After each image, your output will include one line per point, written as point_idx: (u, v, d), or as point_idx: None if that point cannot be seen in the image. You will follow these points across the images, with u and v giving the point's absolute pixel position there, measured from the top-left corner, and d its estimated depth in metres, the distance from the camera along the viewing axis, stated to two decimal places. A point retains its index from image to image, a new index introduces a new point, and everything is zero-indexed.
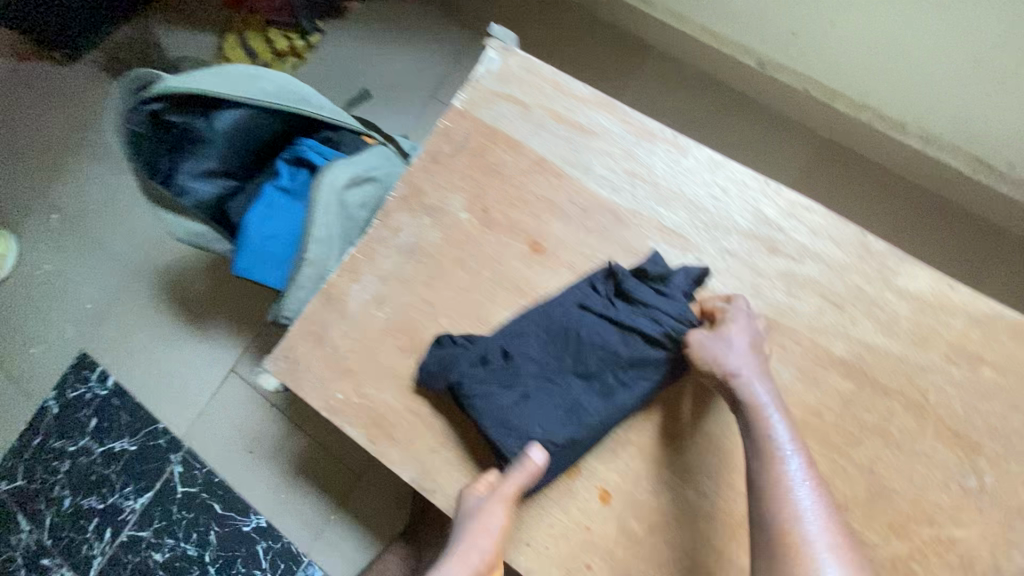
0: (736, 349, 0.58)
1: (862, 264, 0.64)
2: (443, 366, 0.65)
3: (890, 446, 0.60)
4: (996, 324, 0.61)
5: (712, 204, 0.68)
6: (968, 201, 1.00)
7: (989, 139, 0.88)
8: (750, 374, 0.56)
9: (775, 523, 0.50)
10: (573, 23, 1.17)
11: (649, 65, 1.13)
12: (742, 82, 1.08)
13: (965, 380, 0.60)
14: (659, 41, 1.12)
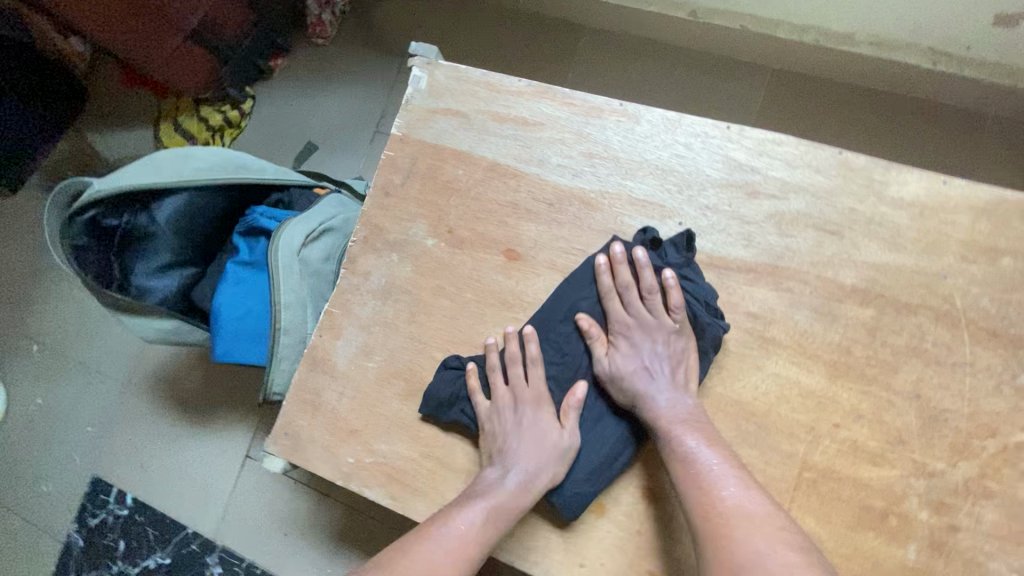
0: (627, 353, 0.60)
1: (847, 183, 0.60)
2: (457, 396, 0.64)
3: (929, 364, 0.56)
4: (1002, 209, 0.57)
5: (679, 163, 0.64)
6: (935, 94, 0.96)
7: (940, 27, 0.84)
8: (638, 376, 0.58)
9: (698, 489, 0.51)
10: (495, 23, 1.15)
11: (581, 44, 1.11)
12: (675, 35, 1.05)
13: (988, 276, 0.57)
14: (582, 18, 1.10)
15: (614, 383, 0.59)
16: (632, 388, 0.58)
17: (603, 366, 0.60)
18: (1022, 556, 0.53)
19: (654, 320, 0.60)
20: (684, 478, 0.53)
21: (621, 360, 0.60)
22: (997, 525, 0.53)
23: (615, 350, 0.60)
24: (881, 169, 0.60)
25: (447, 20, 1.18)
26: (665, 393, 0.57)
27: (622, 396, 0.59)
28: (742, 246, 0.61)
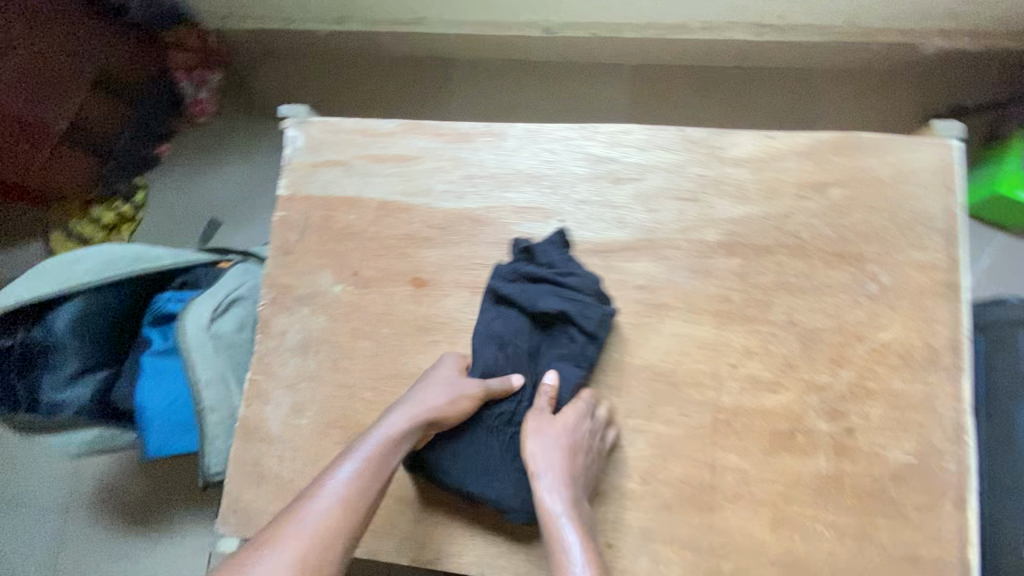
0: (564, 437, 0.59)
1: (693, 154, 0.68)
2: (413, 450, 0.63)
3: (796, 293, 0.64)
4: (819, 148, 0.66)
5: (548, 167, 0.70)
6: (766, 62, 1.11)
7: (753, 6, 0.96)
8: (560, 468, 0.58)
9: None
10: (373, 72, 1.21)
11: (457, 76, 1.19)
12: (539, 52, 1.14)
13: (822, 207, 0.65)
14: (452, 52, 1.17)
15: (547, 441, 0.59)
16: (554, 463, 0.58)
17: (546, 422, 0.60)
18: (909, 439, 0.60)
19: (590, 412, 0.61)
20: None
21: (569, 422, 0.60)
22: (883, 418, 0.61)
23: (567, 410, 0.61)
24: (717, 136, 0.68)
25: (327, 76, 1.22)
26: (576, 482, 0.58)
27: (540, 462, 0.58)
28: (618, 229, 0.68)
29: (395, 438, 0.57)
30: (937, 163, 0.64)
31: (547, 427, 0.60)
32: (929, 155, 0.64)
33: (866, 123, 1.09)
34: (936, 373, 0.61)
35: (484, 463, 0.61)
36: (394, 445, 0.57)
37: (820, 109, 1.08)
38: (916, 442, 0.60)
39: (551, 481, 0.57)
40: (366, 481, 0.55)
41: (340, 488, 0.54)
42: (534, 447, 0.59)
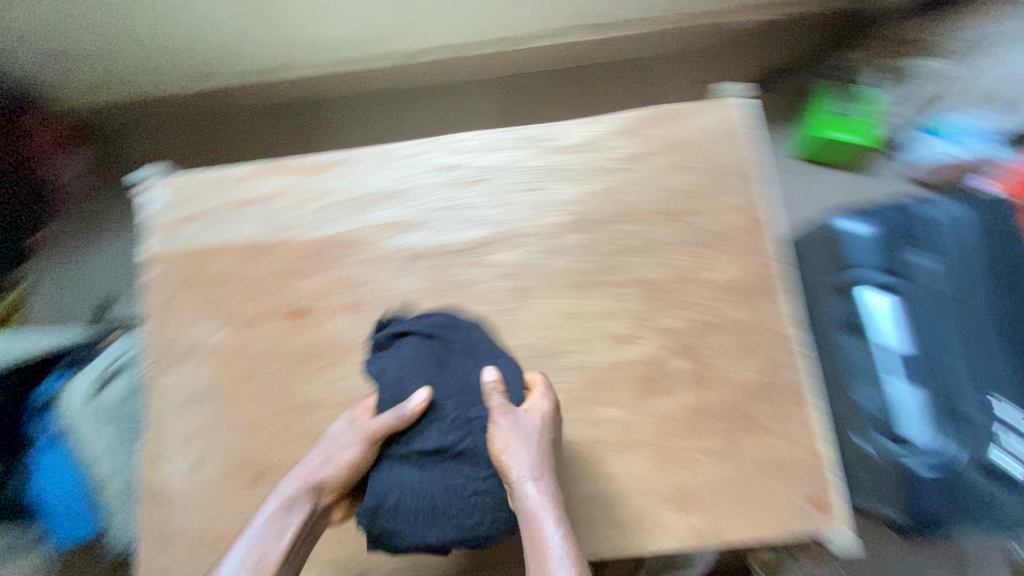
0: (529, 430, 0.58)
1: (527, 148, 0.75)
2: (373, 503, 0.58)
3: (636, 254, 0.71)
4: (631, 125, 0.76)
5: (401, 183, 0.75)
6: (606, 57, 1.21)
7: (576, 12, 1.09)
8: (533, 460, 0.58)
9: None
10: (244, 122, 1.23)
11: (327, 114, 1.24)
12: (398, 80, 1.21)
13: (643, 175, 0.74)
14: (315, 92, 1.22)
15: (530, 441, 0.58)
16: (531, 457, 0.57)
17: (522, 421, 0.58)
18: (756, 360, 0.68)
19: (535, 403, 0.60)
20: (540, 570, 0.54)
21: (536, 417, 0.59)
22: (728, 346, 0.68)
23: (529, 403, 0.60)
24: (547, 130, 0.76)
25: (197, 135, 1.24)
26: (555, 483, 0.59)
27: (526, 468, 0.57)
28: (474, 226, 0.73)
29: (283, 522, 0.59)
30: (728, 119, 0.76)
31: (524, 425, 0.58)
32: (720, 115, 0.76)
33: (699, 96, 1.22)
34: (764, 297, 0.70)
35: (447, 496, 0.57)
36: (284, 527, 0.59)
37: (657, 90, 1.21)
38: (763, 362, 0.68)
39: (537, 484, 0.57)
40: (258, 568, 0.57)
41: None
42: (515, 450, 0.57)
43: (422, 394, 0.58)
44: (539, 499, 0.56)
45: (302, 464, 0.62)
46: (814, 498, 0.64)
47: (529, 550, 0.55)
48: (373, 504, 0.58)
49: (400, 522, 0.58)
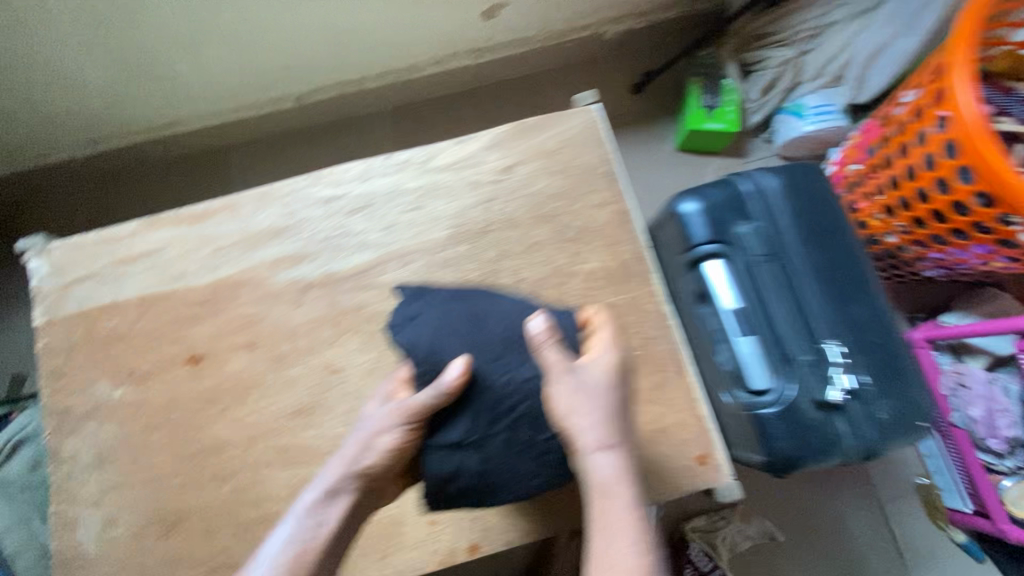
0: (595, 388, 0.55)
1: (403, 171, 0.79)
2: (443, 477, 0.62)
3: (516, 256, 0.76)
4: (499, 138, 0.81)
5: (287, 219, 0.77)
6: (487, 79, 1.33)
7: (453, 42, 1.19)
8: (604, 424, 0.53)
9: (619, 560, 0.48)
10: (157, 178, 1.31)
11: (236, 161, 1.33)
12: (313, 117, 1.31)
13: (515, 183, 0.79)
14: (250, 135, 1.32)
15: (597, 399, 0.54)
16: (601, 421, 0.53)
17: (586, 377, 0.55)
18: (635, 338, 0.73)
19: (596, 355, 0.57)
20: (608, 551, 0.49)
21: (601, 370, 0.56)
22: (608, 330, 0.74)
23: (592, 355, 0.57)
24: (425, 151, 0.80)
25: (113, 194, 1.30)
26: (629, 451, 0.54)
27: (594, 436, 0.53)
28: (361, 251, 0.76)
29: (327, 505, 0.56)
30: (586, 125, 0.81)
31: (588, 381, 0.55)
32: (582, 122, 0.81)
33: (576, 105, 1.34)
34: (635, 280, 0.76)
35: (510, 464, 0.62)
36: (326, 512, 0.56)
37: (535, 105, 1.34)
38: (642, 339, 0.73)
39: (608, 452, 0.53)
40: (294, 558, 0.53)
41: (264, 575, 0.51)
42: (578, 411, 0.53)
43: (457, 368, 0.58)
44: (611, 469, 0.52)
45: (346, 452, 0.59)
46: (701, 456, 0.70)
47: (597, 528, 0.50)
48: (438, 478, 0.62)
49: (470, 486, 0.63)
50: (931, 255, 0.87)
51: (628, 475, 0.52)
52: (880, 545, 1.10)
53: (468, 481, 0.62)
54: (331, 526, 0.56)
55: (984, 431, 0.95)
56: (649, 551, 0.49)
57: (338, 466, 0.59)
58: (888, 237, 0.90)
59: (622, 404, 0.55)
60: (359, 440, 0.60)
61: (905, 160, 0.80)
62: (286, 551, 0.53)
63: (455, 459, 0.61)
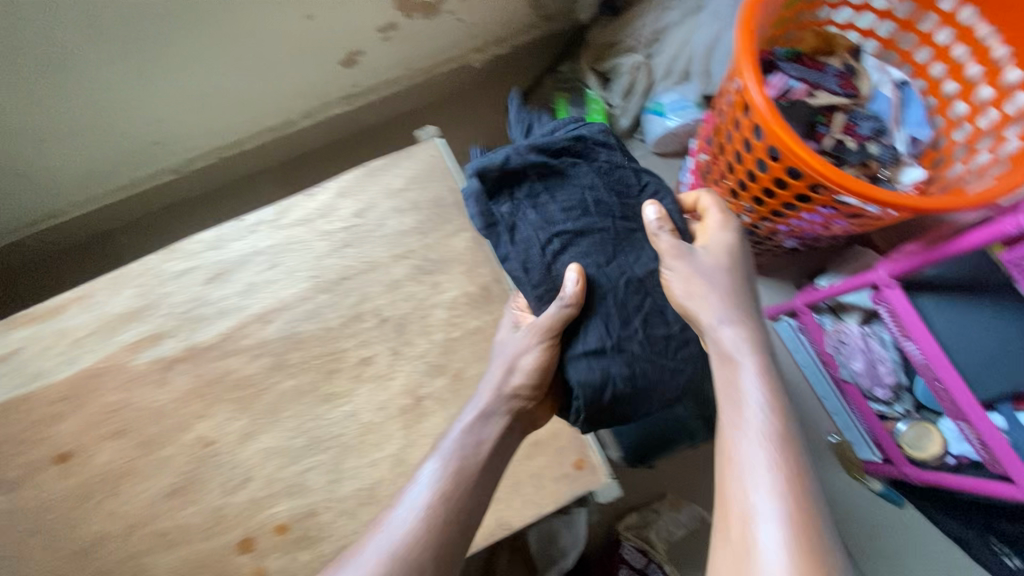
0: (714, 266, 0.60)
1: (256, 232, 0.80)
2: (597, 389, 0.62)
3: (378, 296, 0.77)
4: (348, 182, 0.82)
5: (143, 300, 0.78)
6: (372, 123, 1.37)
7: (323, 94, 1.23)
8: (727, 294, 0.59)
9: (740, 425, 0.53)
10: (49, 271, 1.29)
11: (128, 241, 1.32)
12: (196, 186, 1.31)
13: (370, 224, 0.80)
14: (135, 214, 1.30)
15: (712, 279, 0.59)
16: (724, 298, 0.58)
17: (702, 260, 0.60)
18: None
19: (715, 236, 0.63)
20: (731, 418, 0.54)
21: (714, 254, 0.61)
22: (477, 353, 0.75)
23: (705, 242, 0.62)
24: (276, 210, 0.81)
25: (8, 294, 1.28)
26: (754, 327, 0.58)
27: (717, 310, 0.58)
28: (221, 318, 0.76)
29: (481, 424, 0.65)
30: (432, 159, 0.84)
31: (703, 266, 0.60)
32: (427, 151, 0.84)
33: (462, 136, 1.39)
34: (498, 300, 0.78)
35: (656, 363, 0.62)
36: (482, 429, 0.65)
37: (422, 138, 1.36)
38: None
39: (730, 327, 0.57)
40: (456, 469, 0.61)
41: (432, 480, 0.60)
42: (696, 289, 0.58)
43: (573, 274, 0.62)
44: (735, 341, 0.56)
45: (484, 389, 0.68)
46: (577, 462, 0.71)
47: (723, 398, 0.55)
48: (589, 391, 0.62)
49: (625, 393, 0.62)
50: (778, 228, 0.92)
51: (756, 365, 0.55)
52: None
53: (621, 390, 0.62)
54: (487, 444, 0.64)
55: (869, 381, 1.00)
56: (775, 415, 0.52)
57: (486, 391, 0.67)
58: (741, 218, 0.96)
59: (740, 295, 0.59)
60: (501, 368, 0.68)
61: (731, 146, 0.86)
62: (450, 462, 0.61)
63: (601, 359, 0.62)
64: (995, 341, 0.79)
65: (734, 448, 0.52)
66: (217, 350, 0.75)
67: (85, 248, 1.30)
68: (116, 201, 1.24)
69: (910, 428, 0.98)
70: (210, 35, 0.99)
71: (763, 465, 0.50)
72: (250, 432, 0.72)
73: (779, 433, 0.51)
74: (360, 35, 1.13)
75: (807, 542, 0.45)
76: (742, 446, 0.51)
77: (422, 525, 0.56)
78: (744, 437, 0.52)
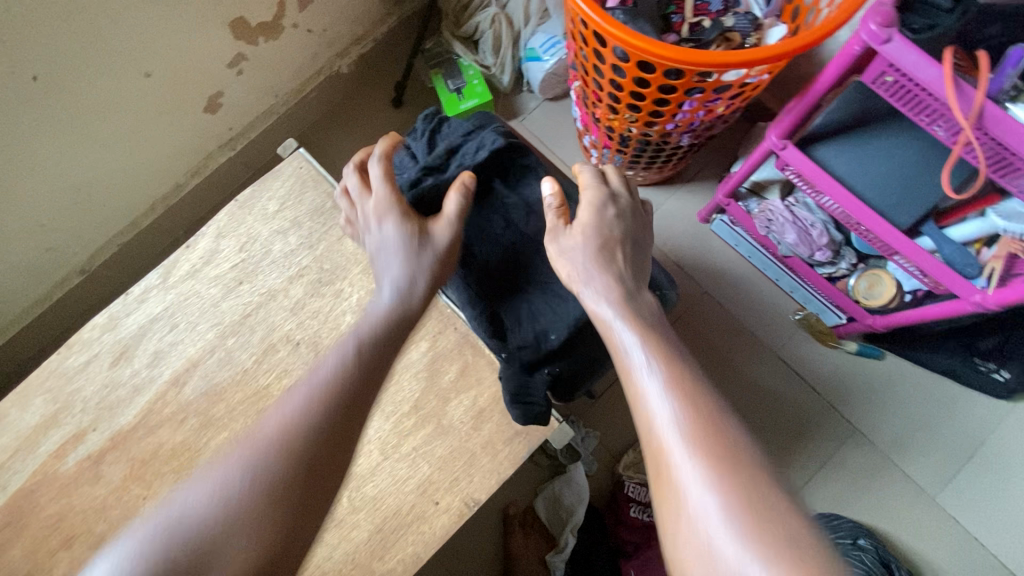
0: (582, 236, 0.66)
1: (146, 300, 0.77)
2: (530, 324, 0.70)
3: (285, 324, 0.74)
4: (221, 220, 0.79)
5: (55, 404, 0.74)
6: (263, 162, 1.34)
7: (200, 147, 1.20)
8: (592, 260, 0.64)
9: (630, 378, 0.54)
10: None
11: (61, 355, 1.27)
12: (111, 279, 1.27)
13: (257, 255, 0.77)
14: (61, 326, 1.26)
15: (576, 255, 0.65)
16: (589, 265, 0.64)
17: (569, 244, 0.66)
18: (425, 341, 0.73)
19: (591, 196, 0.69)
20: (620, 373, 0.56)
21: (584, 229, 0.66)
22: (397, 348, 0.73)
23: (579, 215, 0.68)
24: (161, 271, 0.78)
25: None
26: (619, 284, 0.62)
27: (583, 280, 0.63)
28: (138, 394, 0.74)
29: (390, 313, 0.63)
30: (299, 171, 0.80)
31: (570, 249, 0.66)
32: (293, 165, 0.81)
33: (355, 142, 1.34)
34: None
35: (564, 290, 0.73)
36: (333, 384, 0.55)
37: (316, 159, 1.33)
38: (435, 335, 0.73)
39: (596, 292, 0.62)
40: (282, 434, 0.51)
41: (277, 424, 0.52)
42: (569, 270, 0.65)
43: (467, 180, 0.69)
44: (603, 306, 0.61)
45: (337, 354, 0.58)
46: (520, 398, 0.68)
47: (611, 356, 0.58)
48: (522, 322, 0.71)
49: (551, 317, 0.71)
50: (666, 128, 0.90)
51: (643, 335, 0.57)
52: (797, 394, 1.10)
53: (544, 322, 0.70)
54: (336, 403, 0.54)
55: (807, 249, 0.98)
56: (660, 355, 0.54)
57: (402, 276, 0.64)
58: (630, 130, 0.93)
59: (612, 271, 0.64)
60: (427, 262, 0.65)
61: (589, 64, 0.84)
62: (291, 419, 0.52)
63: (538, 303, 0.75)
64: (898, 166, 0.78)
65: (631, 400, 0.53)
66: (144, 428, 0.72)
67: (21, 375, 1.26)
68: (34, 319, 1.20)
69: (861, 279, 0.98)
70: (55, 126, 0.94)
71: (653, 402, 0.50)
72: None
73: (668, 366, 0.53)
74: (212, 77, 1.09)
75: (730, 475, 0.44)
76: (633, 395, 0.53)
77: (319, 409, 0.53)
78: (633, 387, 0.53)
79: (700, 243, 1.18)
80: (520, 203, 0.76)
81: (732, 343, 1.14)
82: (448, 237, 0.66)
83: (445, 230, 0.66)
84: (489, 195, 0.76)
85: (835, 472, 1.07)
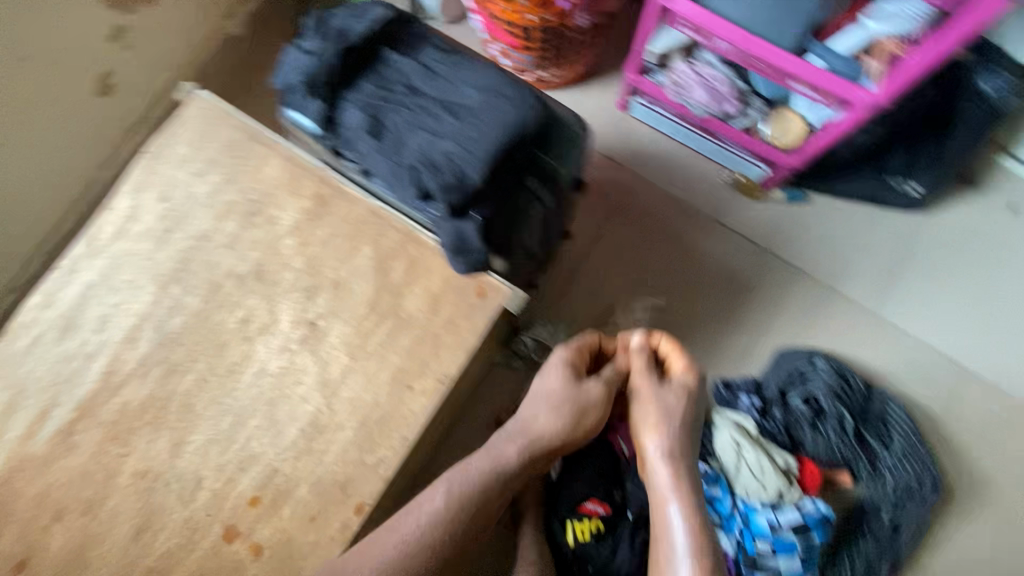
0: (666, 404, 0.73)
1: (77, 270, 0.75)
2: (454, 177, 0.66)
3: (226, 261, 0.74)
4: (136, 175, 0.77)
5: (8, 390, 0.72)
6: None
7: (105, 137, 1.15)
8: (670, 431, 0.71)
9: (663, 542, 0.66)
10: None
11: None
12: None
13: (181, 201, 0.76)
14: None
15: (661, 418, 0.72)
16: (667, 437, 0.71)
17: (670, 401, 0.73)
18: (366, 245, 0.74)
19: (681, 377, 0.75)
20: (659, 535, 0.67)
21: (672, 399, 0.73)
22: (342, 258, 0.74)
23: (670, 381, 0.75)
24: (86, 239, 0.76)
25: None
26: (686, 462, 0.71)
27: (654, 445, 0.71)
28: (93, 361, 0.73)
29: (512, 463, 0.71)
30: (204, 112, 0.79)
31: (667, 406, 0.73)
32: (194, 108, 0.79)
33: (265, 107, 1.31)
34: (334, 200, 0.75)
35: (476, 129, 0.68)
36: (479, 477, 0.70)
37: None
38: (375, 238, 0.74)
39: (666, 463, 0.70)
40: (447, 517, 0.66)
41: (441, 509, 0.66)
42: (649, 426, 0.72)
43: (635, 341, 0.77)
44: (665, 478, 0.69)
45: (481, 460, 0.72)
46: (478, 289, 0.72)
47: (656, 515, 0.69)
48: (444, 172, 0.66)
49: (467, 157, 0.67)
50: (562, 7, 0.93)
51: (684, 518, 0.66)
52: (739, 249, 1.17)
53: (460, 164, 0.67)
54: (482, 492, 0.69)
55: (717, 103, 1.03)
56: (696, 542, 0.64)
57: (528, 420, 0.74)
58: (530, 19, 0.96)
59: (683, 447, 0.71)
60: (556, 417, 0.73)
61: None
62: (456, 501, 0.68)
63: (454, 157, 0.67)
64: None
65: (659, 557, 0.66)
66: (108, 390, 0.72)
67: None
68: None
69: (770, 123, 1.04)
70: None
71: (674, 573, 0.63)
72: (180, 437, 0.70)
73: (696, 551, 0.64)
74: (97, 53, 1.05)
75: None
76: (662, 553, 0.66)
77: (471, 496, 0.68)
78: (661, 549, 0.66)
79: (624, 132, 1.22)
80: (422, 66, 0.74)
81: (670, 215, 1.19)
82: (598, 400, 0.75)
83: (598, 392, 0.75)
84: (395, 64, 0.74)
85: (785, 311, 1.14)
